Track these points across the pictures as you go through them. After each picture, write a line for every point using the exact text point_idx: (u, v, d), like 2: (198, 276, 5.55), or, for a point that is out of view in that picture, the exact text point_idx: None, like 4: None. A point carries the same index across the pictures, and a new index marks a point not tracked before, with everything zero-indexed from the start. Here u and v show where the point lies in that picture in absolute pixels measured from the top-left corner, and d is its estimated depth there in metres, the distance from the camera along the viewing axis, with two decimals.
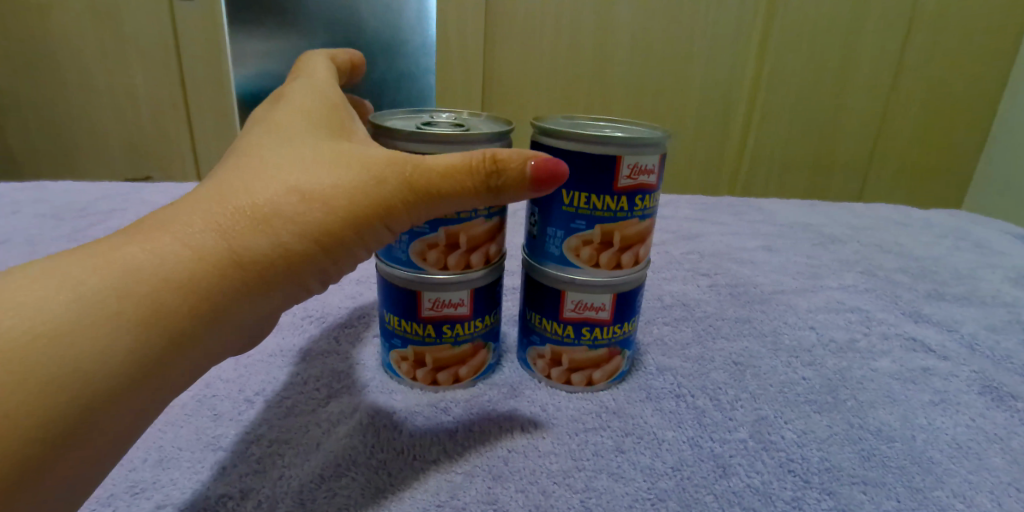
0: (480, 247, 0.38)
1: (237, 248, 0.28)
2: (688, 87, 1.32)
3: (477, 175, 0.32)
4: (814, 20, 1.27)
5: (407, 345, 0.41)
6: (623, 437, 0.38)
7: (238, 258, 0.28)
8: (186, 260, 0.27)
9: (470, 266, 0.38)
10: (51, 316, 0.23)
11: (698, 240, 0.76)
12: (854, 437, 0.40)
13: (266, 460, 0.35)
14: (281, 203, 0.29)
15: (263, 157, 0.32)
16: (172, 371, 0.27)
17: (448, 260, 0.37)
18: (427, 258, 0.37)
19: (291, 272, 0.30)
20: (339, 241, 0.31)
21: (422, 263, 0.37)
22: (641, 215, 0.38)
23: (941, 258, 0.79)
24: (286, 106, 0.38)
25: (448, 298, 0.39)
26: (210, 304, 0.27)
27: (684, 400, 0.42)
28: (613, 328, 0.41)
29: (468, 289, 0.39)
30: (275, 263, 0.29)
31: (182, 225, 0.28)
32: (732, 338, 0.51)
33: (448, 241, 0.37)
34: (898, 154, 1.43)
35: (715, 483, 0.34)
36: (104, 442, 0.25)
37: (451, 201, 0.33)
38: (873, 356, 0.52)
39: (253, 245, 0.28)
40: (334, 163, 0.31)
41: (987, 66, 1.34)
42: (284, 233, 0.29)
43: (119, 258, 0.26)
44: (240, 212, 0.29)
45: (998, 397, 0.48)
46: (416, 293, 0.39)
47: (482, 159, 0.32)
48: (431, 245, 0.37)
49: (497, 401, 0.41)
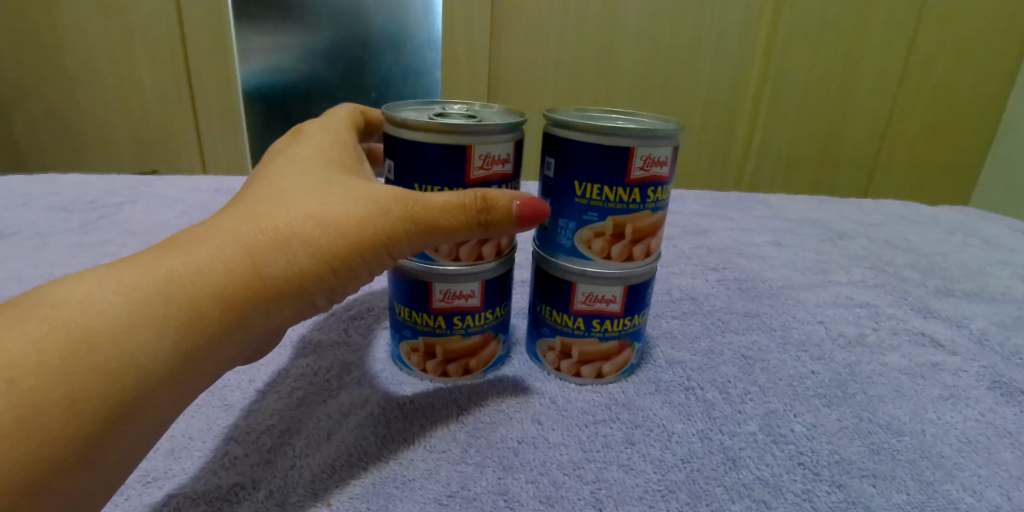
0: (492, 239, 0.38)
1: (262, 264, 0.29)
2: (695, 83, 1.31)
3: (469, 213, 0.33)
4: (823, 14, 1.26)
5: (418, 337, 0.41)
6: (633, 429, 0.38)
7: (263, 273, 0.29)
8: (218, 272, 0.28)
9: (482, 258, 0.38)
10: (110, 312, 0.25)
11: (706, 234, 0.75)
12: (864, 430, 0.40)
13: (277, 450, 0.35)
14: (302, 226, 0.31)
15: (284, 185, 0.34)
16: (199, 373, 0.28)
17: (460, 251, 0.37)
18: (439, 248, 0.37)
19: (305, 292, 0.31)
20: (349, 265, 0.32)
21: (433, 254, 0.37)
22: (653, 207, 0.38)
23: (950, 254, 0.78)
24: (305, 139, 0.40)
25: (459, 290, 0.39)
26: (236, 314, 0.29)
27: (693, 393, 0.42)
28: (623, 320, 0.41)
29: (479, 282, 0.39)
30: (295, 281, 0.30)
31: (213, 241, 0.29)
32: (740, 332, 0.51)
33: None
34: (906, 150, 1.42)
35: (725, 475, 0.35)
36: (132, 440, 0.25)
37: (445, 237, 0.34)
38: (882, 351, 0.52)
39: (275, 264, 0.30)
40: (350, 192, 0.33)
41: (996, 61, 1.33)
42: (304, 254, 0.31)
43: (162, 265, 0.28)
44: (262, 235, 0.30)
45: (1008, 392, 0.48)
46: (427, 285, 0.39)
47: (476, 199, 0.33)
48: None
49: (507, 393, 0.41)
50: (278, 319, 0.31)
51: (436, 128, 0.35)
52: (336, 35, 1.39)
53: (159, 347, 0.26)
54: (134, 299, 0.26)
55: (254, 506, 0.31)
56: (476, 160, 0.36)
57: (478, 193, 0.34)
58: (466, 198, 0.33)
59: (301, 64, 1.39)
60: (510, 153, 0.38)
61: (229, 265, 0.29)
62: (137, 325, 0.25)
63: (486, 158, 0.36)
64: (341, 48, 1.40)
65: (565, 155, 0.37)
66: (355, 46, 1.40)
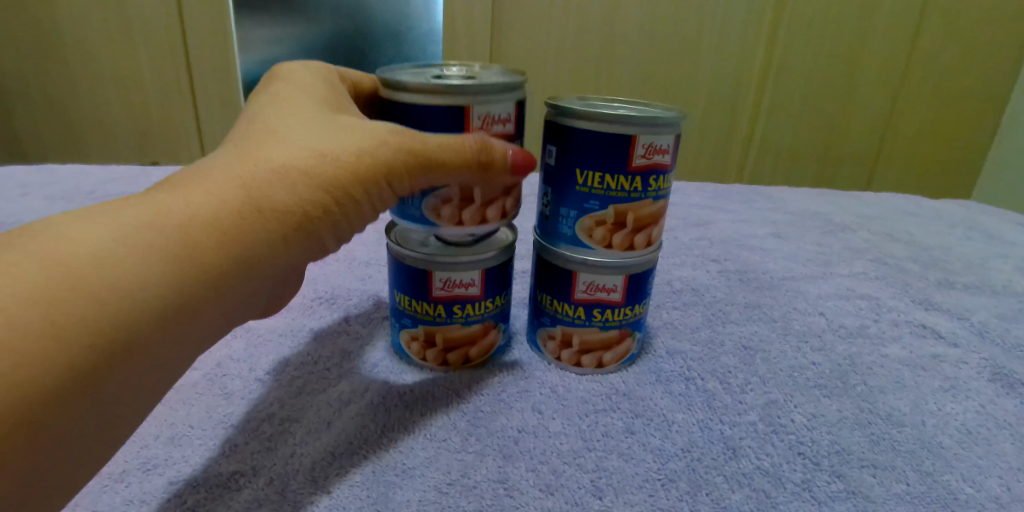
0: (496, 201, 0.38)
1: (263, 195, 0.30)
2: (698, 73, 1.30)
3: (467, 155, 0.34)
4: (828, 4, 1.25)
5: (418, 326, 0.41)
6: (633, 418, 0.38)
7: (268, 205, 0.30)
8: (219, 210, 0.28)
9: (485, 222, 0.38)
10: (106, 245, 0.25)
11: (707, 226, 0.75)
12: (864, 421, 0.40)
13: (277, 438, 0.35)
14: (301, 162, 0.31)
15: (272, 126, 0.34)
16: (200, 319, 0.28)
17: (463, 216, 0.37)
18: (442, 214, 0.37)
19: (311, 229, 0.32)
20: (352, 199, 0.33)
21: (436, 219, 0.37)
22: (655, 195, 0.37)
23: (951, 247, 0.78)
24: (286, 80, 0.40)
25: (459, 279, 0.39)
26: (241, 249, 0.29)
27: (693, 383, 0.42)
28: (624, 310, 0.41)
29: (479, 270, 0.39)
30: (299, 213, 0.31)
31: (218, 176, 0.30)
32: (741, 323, 0.51)
33: (462, 196, 0.37)
34: (909, 143, 1.41)
35: (725, 464, 0.35)
36: (121, 385, 0.25)
37: (441, 177, 0.35)
38: (883, 342, 0.52)
39: (280, 196, 0.30)
40: (349, 133, 0.34)
41: (1001, 54, 1.32)
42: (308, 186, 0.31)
43: (153, 206, 0.28)
44: (260, 174, 0.30)
45: (1008, 384, 0.48)
46: (427, 273, 0.38)
47: (473, 143, 0.34)
48: (445, 201, 0.37)
49: (507, 381, 0.41)
50: (287, 256, 0.32)
51: (433, 90, 0.35)
52: (336, 25, 1.38)
53: (150, 287, 0.25)
54: (123, 238, 0.25)
55: (255, 493, 0.31)
56: (476, 120, 0.36)
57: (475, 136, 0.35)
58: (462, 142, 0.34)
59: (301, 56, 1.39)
60: (512, 113, 0.37)
61: (232, 200, 0.29)
62: (132, 260, 0.25)
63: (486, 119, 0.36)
64: (341, 38, 1.39)
65: (566, 143, 0.37)
66: (356, 36, 1.40)
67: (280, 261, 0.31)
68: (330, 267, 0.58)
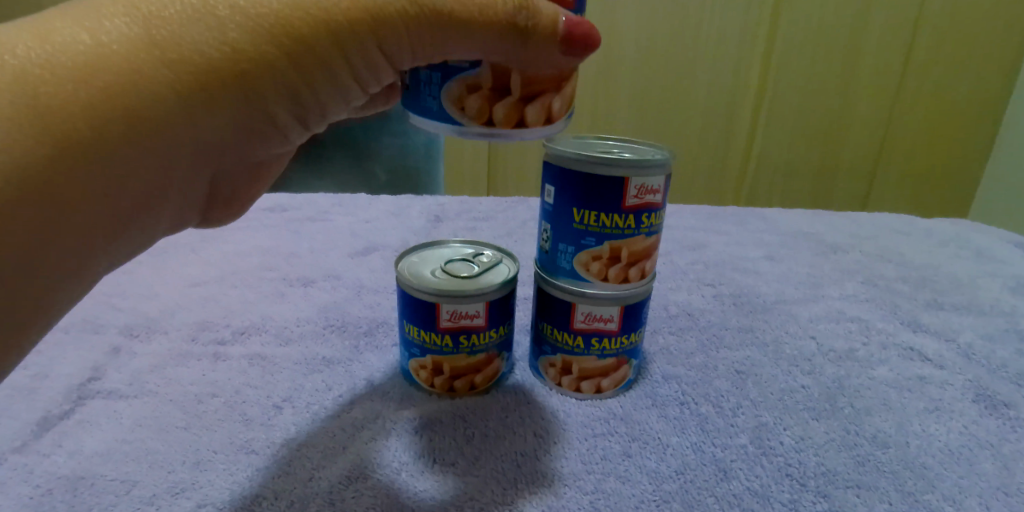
0: (540, 99, 0.32)
1: (172, 37, 0.28)
2: (695, 94, 1.34)
3: (502, 19, 0.31)
4: (820, 26, 1.29)
5: (426, 355, 0.43)
6: (630, 442, 0.40)
7: (190, 43, 0.28)
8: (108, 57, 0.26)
9: (523, 123, 0.32)
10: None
11: (703, 249, 0.78)
12: (850, 443, 0.42)
13: (295, 462, 0.38)
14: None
15: None
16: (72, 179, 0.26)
17: (493, 111, 0.32)
18: (467, 104, 0.32)
19: (245, 86, 0.30)
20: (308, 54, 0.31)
21: (460, 114, 0.32)
22: (647, 232, 0.40)
23: (941, 268, 0.80)
24: None
25: (465, 310, 0.41)
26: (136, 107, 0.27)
27: (688, 407, 0.44)
28: (620, 338, 0.43)
29: (484, 302, 0.41)
30: (225, 68, 0.29)
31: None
32: (734, 347, 0.53)
33: (494, 86, 0.32)
34: (902, 161, 1.44)
35: (716, 485, 0.37)
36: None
37: (467, 41, 0.31)
38: (871, 364, 0.54)
39: (210, 39, 0.28)
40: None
41: (991, 73, 1.35)
42: (241, 32, 0.29)
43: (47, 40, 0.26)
44: (172, 14, 0.28)
45: (991, 405, 0.50)
46: (434, 306, 0.41)
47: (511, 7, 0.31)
48: (471, 88, 0.32)
49: (510, 407, 0.43)
50: (223, 119, 0.31)
51: None
52: None
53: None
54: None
55: None
56: None
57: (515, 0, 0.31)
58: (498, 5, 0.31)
59: None
60: None
61: (159, 26, 0.28)
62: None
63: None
64: None
65: (565, 184, 0.39)
66: None
67: (209, 124, 0.30)
68: (339, 295, 0.60)
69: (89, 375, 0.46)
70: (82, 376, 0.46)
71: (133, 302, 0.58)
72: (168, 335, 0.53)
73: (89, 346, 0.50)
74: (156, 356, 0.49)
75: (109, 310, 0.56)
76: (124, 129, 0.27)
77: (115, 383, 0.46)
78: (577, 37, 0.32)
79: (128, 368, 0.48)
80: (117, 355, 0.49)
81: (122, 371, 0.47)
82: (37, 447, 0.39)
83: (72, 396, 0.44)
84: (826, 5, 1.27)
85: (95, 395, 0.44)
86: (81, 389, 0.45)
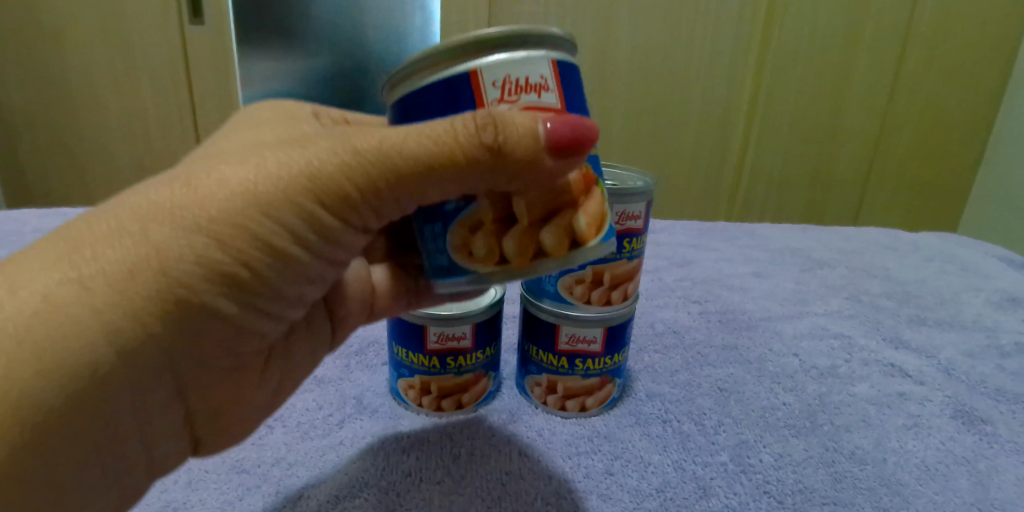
0: (551, 221, 0.31)
1: (171, 251, 0.26)
2: (687, 108, 1.37)
3: (477, 152, 0.28)
4: (810, 41, 1.32)
5: (414, 375, 0.44)
6: (612, 460, 0.41)
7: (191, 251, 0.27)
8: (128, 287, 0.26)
9: (542, 249, 0.31)
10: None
11: (691, 265, 0.79)
12: (828, 459, 0.43)
13: (285, 482, 0.38)
14: (222, 181, 0.28)
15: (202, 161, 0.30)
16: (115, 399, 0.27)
17: (503, 245, 0.31)
18: (475, 246, 0.32)
19: (259, 271, 0.29)
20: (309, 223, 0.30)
21: (472, 260, 0.32)
22: (629, 256, 0.42)
23: (926, 282, 0.81)
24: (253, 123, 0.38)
25: (451, 333, 0.42)
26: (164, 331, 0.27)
27: (670, 425, 0.45)
28: (604, 359, 0.44)
29: (470, 325, 0.43)
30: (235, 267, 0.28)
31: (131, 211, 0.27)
32: (718, 365, 0.55)
33: (497, 218, 0.31)
34: (891, 173, 1.47)
35: (696, 502, 0.38)
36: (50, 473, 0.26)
37: (454, 186, 0.30)
38: (852, 381, 0.55)
39: (201, 247, 0.27)
40: (323, 143, 0.30)
41: (976, 88, 1.38)
42: (237, 226, 0.28)
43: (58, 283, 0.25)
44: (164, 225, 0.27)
45: (969, 420, 0.51)
46: (422, 328, 0.42)
47: (479, 131, 0.28)
48: (475, 229, 0.32)
49: (496, 427, 0.44)
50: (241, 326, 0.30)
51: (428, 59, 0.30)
52: (338, 65, 1.45)
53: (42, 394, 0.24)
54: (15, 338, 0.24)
55: None
56: (490, 89, 0.30)
57: (482, 116, 0.28)
58: (466, 132, 0.28)
59: (304, 92, 1.45)
60: (547, 76, 0.30)
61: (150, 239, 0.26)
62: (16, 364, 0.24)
63: (509, 88, 0.30)
64: (343, 77, 1.45)
65: None
66: (357, 76, 1.46)
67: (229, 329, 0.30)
68: None
69: None
70: None
71: None
72: None
73: None
74: None
75: None
76: (142, 357, 0.27)
77: None
78: (564, 130, 0.29)
79: None
80: None
81: None
82: None
83: None
84: (815, 22, 1.30)
85: None
86: None
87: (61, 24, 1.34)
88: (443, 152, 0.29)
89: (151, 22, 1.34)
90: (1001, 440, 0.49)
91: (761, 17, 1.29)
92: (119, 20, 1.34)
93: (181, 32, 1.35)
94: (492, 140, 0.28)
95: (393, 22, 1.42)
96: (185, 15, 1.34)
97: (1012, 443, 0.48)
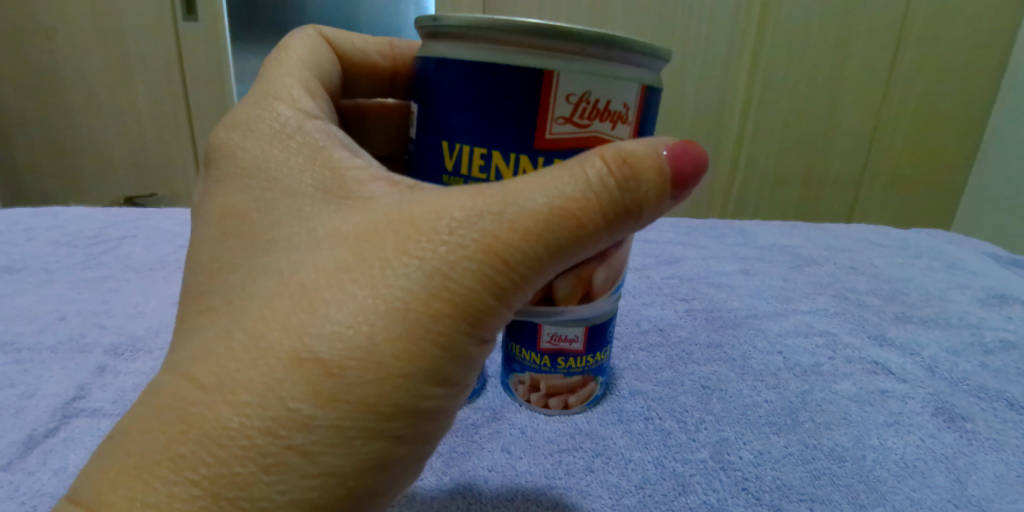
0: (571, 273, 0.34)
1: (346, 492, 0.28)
2: (680, 101, 1.37)
3: (618, 187, 0.28)
4: (805, 35, 1.31)
5: (525, 371, 0.47)
6: (593, 456, 0.43)
7: (318, 400, 0.26)
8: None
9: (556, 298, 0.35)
10: None
11: (679, 263, 0.79)
12: (807, 457, 0.44)
13: None
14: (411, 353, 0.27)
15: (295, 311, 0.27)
16: None
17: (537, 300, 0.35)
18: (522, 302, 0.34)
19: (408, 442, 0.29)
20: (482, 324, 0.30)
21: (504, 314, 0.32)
22: None
23: (914, 280, 0.82)
24: None
25: (564, 334, 0.44)
26: None
27: (652, 422, 0.47)
28: (586, 358, 0.46)
29: (582, 328, 0.44)
30: None
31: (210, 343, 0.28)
32: (702, 363, 0.55)
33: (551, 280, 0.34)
34: (887, 168, 1.47)
35: (675, 499, 0.39)
36: None
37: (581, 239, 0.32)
38: (835, 379, 0.55)
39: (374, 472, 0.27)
40: (310, 248, 0.29)
41: (970, 85, 1.38)
42: (369, 365, 0.26)
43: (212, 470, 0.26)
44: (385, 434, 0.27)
45: (950, 418, 0.51)
46: (537, 328, 0.44)
47: (594, 153, 0.29)
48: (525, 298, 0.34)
49: (480, 423, 0.46)
50: None
51: (487, 36, 0.30)
52: None
53: None
54: None
55: None
56: (546, 116, 0.31)
57: (577, 193, 0.28)
58: (592, 159, 0.29)
59: None
60: (606, 94, 0.31)
61: (277, 393, 0.25)
62: None
63: (583, 110, 0.31)
64: None
65: None
66: None
67: None
68: None
69: (75, 394, 0.50)
70: (67, 395, 0.50)
71: (119, 321, 0.61)
72: (151, 354, 0.56)
73: (74, 366, 0.54)
74: (141, 374, 0.53)
75: (95, 329, 0.59)
76: None
77: (99, 402, 0.49)
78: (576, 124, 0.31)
79: (111, 386, 0.51)
80: (102, 374, 0.53)
81: (106, 389, 0.51)
82: (20, 465, 0.43)
83: (57, 415, 0.48)
84: (810, 17, 1.30)
85: (78, 413, 0.48)
86: (66, 408, 0.49)
87: (53, 21, 1.33)
88: (577, 184, 0.28)
89: (143, 17, 1.34)
90: (980, 437, 0.49)
91: (756, 16, 1.29)
92: (110, 14, 1.33)
93: (174, 26, 1.34)
94: (625, 163, 0.29)
95: (388, 17, 1.45)
96: (178, 11, 1.33)
97: (991, 440, 0.49)
